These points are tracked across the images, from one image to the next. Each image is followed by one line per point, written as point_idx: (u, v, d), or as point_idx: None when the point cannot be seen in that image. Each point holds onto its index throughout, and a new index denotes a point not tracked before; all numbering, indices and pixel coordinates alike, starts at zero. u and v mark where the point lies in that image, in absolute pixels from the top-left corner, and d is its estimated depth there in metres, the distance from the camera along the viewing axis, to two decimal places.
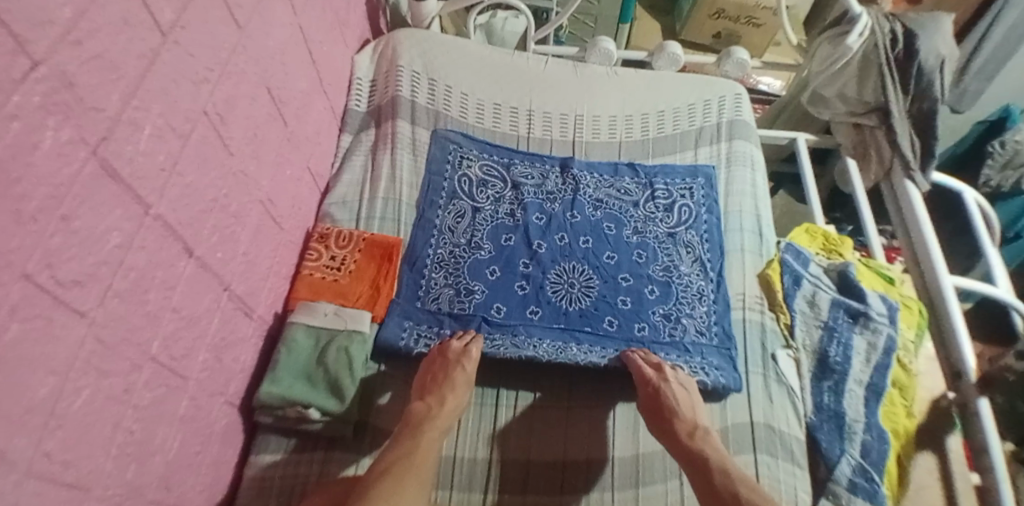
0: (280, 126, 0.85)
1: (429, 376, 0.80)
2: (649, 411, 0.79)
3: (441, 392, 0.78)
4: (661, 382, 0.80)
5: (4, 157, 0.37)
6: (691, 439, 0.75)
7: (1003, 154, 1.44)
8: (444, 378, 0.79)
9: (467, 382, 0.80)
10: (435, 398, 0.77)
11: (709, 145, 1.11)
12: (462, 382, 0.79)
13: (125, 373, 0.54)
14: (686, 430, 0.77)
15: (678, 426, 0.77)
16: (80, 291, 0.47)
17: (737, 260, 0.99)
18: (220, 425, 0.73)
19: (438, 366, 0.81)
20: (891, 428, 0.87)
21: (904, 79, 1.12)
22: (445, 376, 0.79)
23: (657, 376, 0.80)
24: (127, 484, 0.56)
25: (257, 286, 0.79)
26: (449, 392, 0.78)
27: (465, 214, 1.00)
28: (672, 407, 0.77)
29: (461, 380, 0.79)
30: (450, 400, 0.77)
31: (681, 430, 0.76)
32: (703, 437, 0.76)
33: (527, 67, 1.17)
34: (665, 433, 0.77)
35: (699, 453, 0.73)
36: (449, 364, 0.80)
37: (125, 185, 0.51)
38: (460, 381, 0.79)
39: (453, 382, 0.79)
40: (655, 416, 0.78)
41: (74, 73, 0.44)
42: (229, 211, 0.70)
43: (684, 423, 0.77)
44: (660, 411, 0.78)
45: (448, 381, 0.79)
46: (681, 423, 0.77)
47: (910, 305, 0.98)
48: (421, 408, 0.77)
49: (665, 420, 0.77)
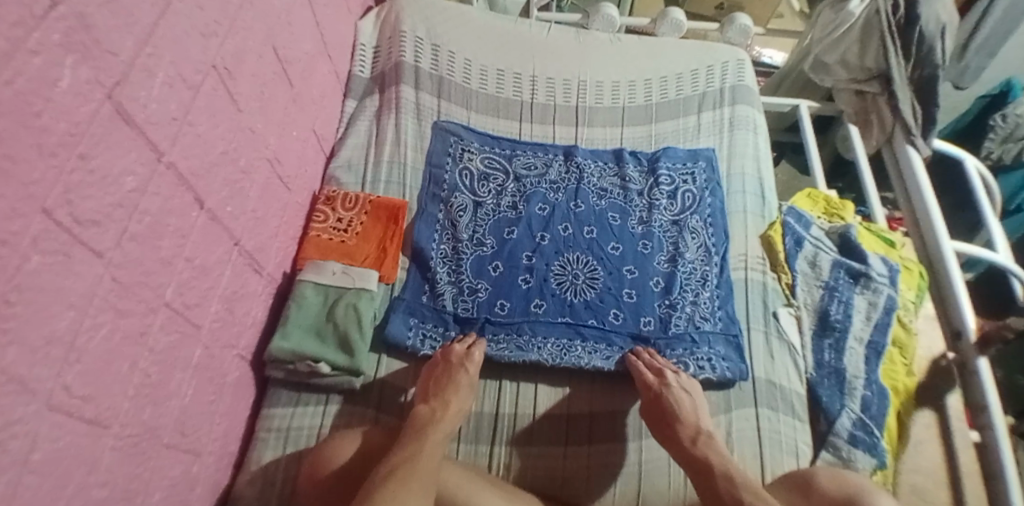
0: (286, 86, 0.87)
1: (430, 380, 0.78)
2: (651, 417, 0.77)
3: (443, 394, 0.75)
4: (661, 387, 0.77)
5: (25, 88, 0.38)
6: (693, 444, 0.72)
7: (1005, 127, 1.44)
8: (445, 380, 0.77)
9: (470, 385, 0.77)
10: (439, 401, 0.74)
11: (711, 109, 1.12)
12: (466, 385, 0.77)
13: (141, 315, 0.56)
14: (689, 435, 0.73)
15: (681, 431, 0.74)
16: (98, 231, 0.48)
17: (739, 222, 1.00)
18: (232, 377, 0.76)
19: (441, 370, 0.78)
20: (891, 385, 0.89)
21: (906, 45, 1.12)
22: (447, 377, 0.77)
23: (659, 381, 0.78)
24: (143, 425, 0.59)
25: (266, 242, 0.82)
26: (452, 394, 0.75)
27: (467, 209, 0.98)
28: (675, 412, 0.75)
29: (464, 382, 0.77)
30: (454, 402, 0.74)
31: (683, 435, 0.73)
32: (707, 443, 0.72)
33: (530, 35, 1.17)
34: (669, 440, 0.74)
35: (702, 459, 0.70)
36: (451, 367, 0.78)
37: (138, 129, 0.53)
38: (462, 383, 0.77)
39: (455, 383, 0.76)
40: (657, 422, 0.76)
41: (91, 14, 0.45)
42: (238, 167, 0.73)
43: (687, 428, 0.74)
44: (663, 417, 0.75)
45: (451, 384, 0.76)
46: (683, 428, 0.74)
47: (911, 267, 1.00)
48: (424, 410, 0.73)
49: (668, 426, 0.75)
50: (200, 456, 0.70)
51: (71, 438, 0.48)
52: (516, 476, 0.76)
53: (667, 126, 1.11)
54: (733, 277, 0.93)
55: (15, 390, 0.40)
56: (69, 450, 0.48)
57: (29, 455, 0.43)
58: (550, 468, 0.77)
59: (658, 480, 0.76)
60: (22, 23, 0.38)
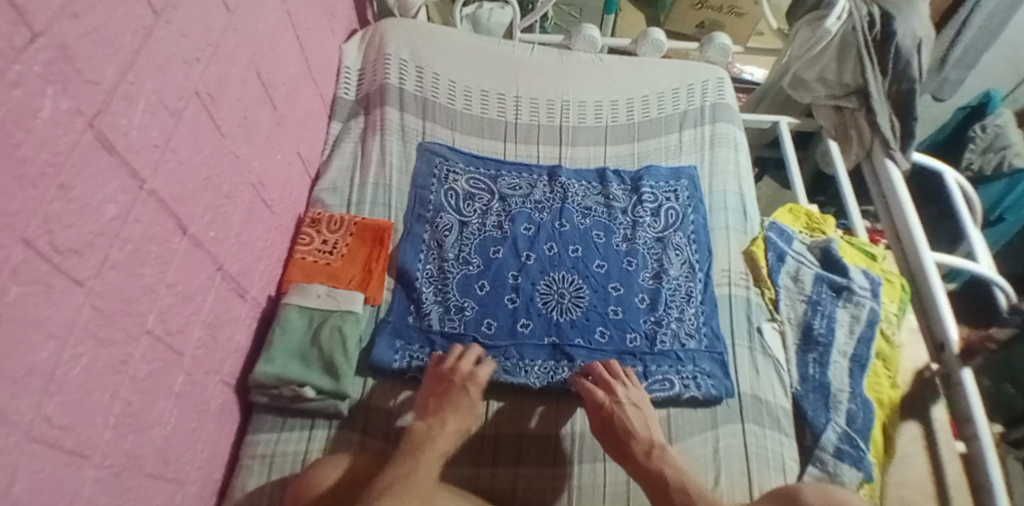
0: (270, 109, 0.87)
1: (432, 396, 0.77)
2: (603, 434, 0.76)
3: (442, 413, 0.74)
4: (611, 403, 0.77)
5: (5, 119, 0.39)
6: (647, 458, 0.72)
7: (984, 138, 1.48)
8: (446, 398, 0.76)
9: (470, 407, 0.76)
10: (437, 418, 0.74)
11: (692, 127, 1.14)
12: (466, 406, 0.76)
13: (123, 343, 0.56)
14: (643, 449, 0.73)
15: (635, 446, 0.73)
16: (78, 260, 0.49)
17: (722, 238, 1.01)
18: (216, 402, 0.76)
19: (444, 388, 0.77)
20: (876, 398, 0.89)
21: (883, 61, 1.14)
22: (448, 396, 0.76)
23: (610, 398, 0.77)
24: (126, 453, 0.58)
25: (250, 267, 0.82)
26: (451, 413, 0.74)
27: (452, 229, 0.98)
28: (627, 428, 0.75)
29: (465, 402, 0.76)
30: (452, 421, 0.74)
31: (638, 450, 0.73)
32: (661, 455, 0.72)
33: (514, 56, 1.19)
34: (623, 456, 0.73)
35: (658, 472, 0.70)
36: (454, 385, 0.77)
37: (121, 157, 0.54)
38: (463, 404, 0.76)
39: (456, 403, 0.76)
40: (610, 439, 0.76)
41: (71, 45, 0.46)
42: (222, 192, 0.74)
43: (640, 442, 0.74)
44: (614, 433, 0.75)
45: (451, 403, 0.75)
46: (637, 443, 0.73)
47: (893, 280, 1.01)
48: (421, 427, 0.72)
49: (622, 442, 0.74)
50: (183, 485, 0.69)
51: (52, 470, 0.47)
52: (506, 495, 0.76)
53: (650, 144, 1.12)
54: (717, 293, 0.94)
55: None
56: (50, 482, 0.47)
57: (10, 488, 0.42)
58: (538, 488, 0.77)
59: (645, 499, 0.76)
60: (3, 55, 0.38)
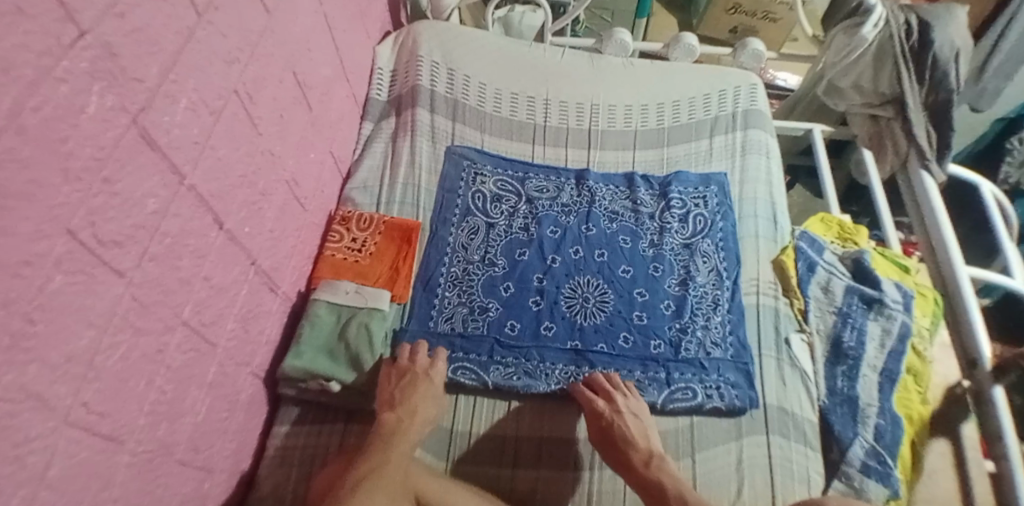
0: (305, 109, 0.89)
1: (394, 389, 0.78)
2: (603, 443, 0.77)
3: (410, 402, 0.76)
4: (611, 413, 0.77)
5: (52, 115, 0.40)
6: (646, 468, 0.74)
7: (1022, 151, 1.44)
8: (410, 390, 0.77)
9: (434, 398, 0.79)
10: (405, 409, 0.75)
11: (723, 133, 1.13)
12: (430, 396, 0.78)
13: (159, 333, 0.58)
14: (641, 459, 0.75)
15: (633, 456, 0.75)
16: (119, 252, 0.50)
17: (751, 247, 1.00)
18: (246, 394, 0.78)
19: (406, 381, 0.78)
20: (905, 414, 0.88)
21: (920, 70, 1.12)
22: (412, 388, 0.77)
23: (610, 408, 0.78)
24: (158, 441, 0.60)
25: (282, 262, 0.84)
26: (417, 403, 0.76)
27: (479, 230, 0.99)
28: (625, 438, 0.76)
29: (429, 394, 0.78)
30: (418, 412, 0.76)
31: (636, 460, 0.74)
32: (659, 465, 0.74)
33: (544, 59, 1.19)
34: (621, 465, 0.75)
35: (655, 482, 0.72)
36: (417, 378, 0.78)
37: (162, 153, 0.55)
38: (427, 394, 0.78)
39: (420, 395, 0.77)
40: (608, 447, 0.76)
41: (117, 44, 0.47)
42: (257, 189, 0.76)
43: (639, 452, 0.75)
44: (613, 442, 0.76)
45: (416, 393, 0.77)
46: (636, 453, 0.75)
47: (926, 294, 0.98)
48: (390, 418, 0.74)
49: (620, 451, 0.76)
50: (212, 473, 0.71)
51: (88, 454, 0.49)
52: (526, 496, 0.76)
53: (678, 150, 1.12)
54: (745, 302, 0.93)
55: (34, 406, 0.41)
56: (87, 465, 0.49)
57: (46, 471, 0.44)
58: (557, 491, 0.77)
59: None
60: (49, 53, 0.39)
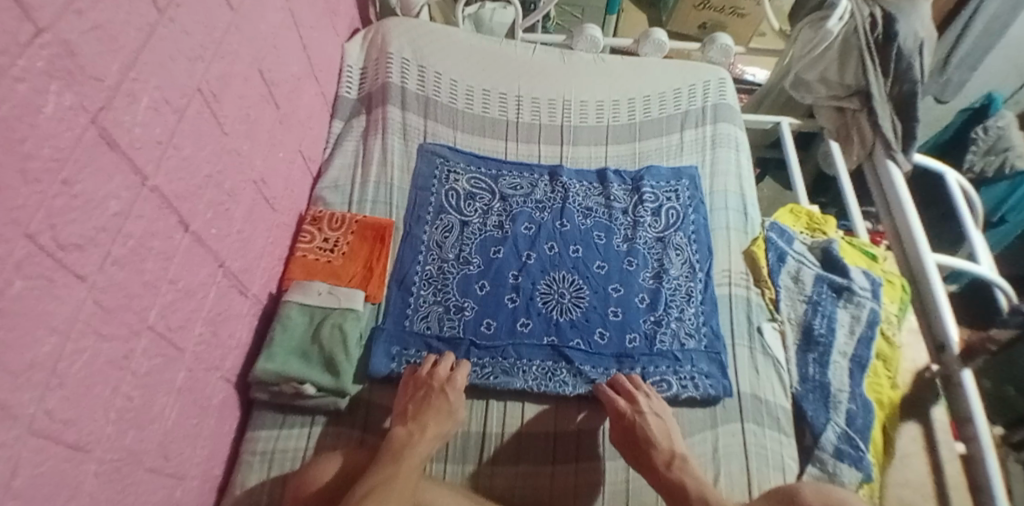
0: (272, 108, 0.88)
1: (412, 402, 0.77)
2: (626, 444, 0.77)
3: (423, 418, 0.74)
4: (633, 413, 0.77)
5: (9, 115, 0.39)
6: (668, 468, 0.72)
7: (985, 140, 1.47)
8: (425, 403, 0.76)
9: (450, 411, 0.76)
10: (417, 424, 0.74)
11: (693, 128, 1.14)
12: (445, 410, 0.76)
13: (124, 338, 0.56)
14: (664, 460, 0.73)
15: (655, 456, 0.74)
16: (80, 255, 0.49)
17: (723, 239, 1.01)
18: (217, 398, 0.76)
19: (422, 393, 0.78)
20: (876, 398, 0.89)
21: (885, 62, 1.14)
22: (427, 401, 0.76)
23: (632, 408, 0.78)
24: (126, 449, 0.58)
25: (251, 264, 0.83)
26: (431, 418, 0.74)
27: (453, 229, 0.99)
28: (649, 439, 0.75)
29: (444, 407, 0.76)
30: (432, 426, 0.74)
31: (659, 461, 0.73)
32: (682, 466, 0.73)
33: (516, 55, 1.19)
34: (643, 466, 0.74)
35: (678, 483, 0.71)
36: (432, 390, 0.77)
37: (123, 154, 0.54)
38: (442, 408, 0.76)
39: (435, 409, 0.76)
40: (632, 448, 0.76)
41: (76, 42, 0.46)
42: (223, 189, 0.74)
43: (661, 452, 0.74)
44: (637, 443, 0.76)
45: (430, 408, 0.76)
46: (658, 453, 0.74)
47: (893, 281, 1.01)
48: (402, 432, 0.73)
49: (643, 452, 0.75)
50: (184, 480, 0.70)
51: (53, 463, 0.48)
52: (505, 494, 0.76)
53: (650, 145, 1.13)
54: (718, 293, 0.95)
55: None
56: (53, 474, 0.48)
57: (12, 480, 0.42)
58: (536, 486, 0.76)
59: (646, 497, 0.76)
60: (6, 51, 0.38)
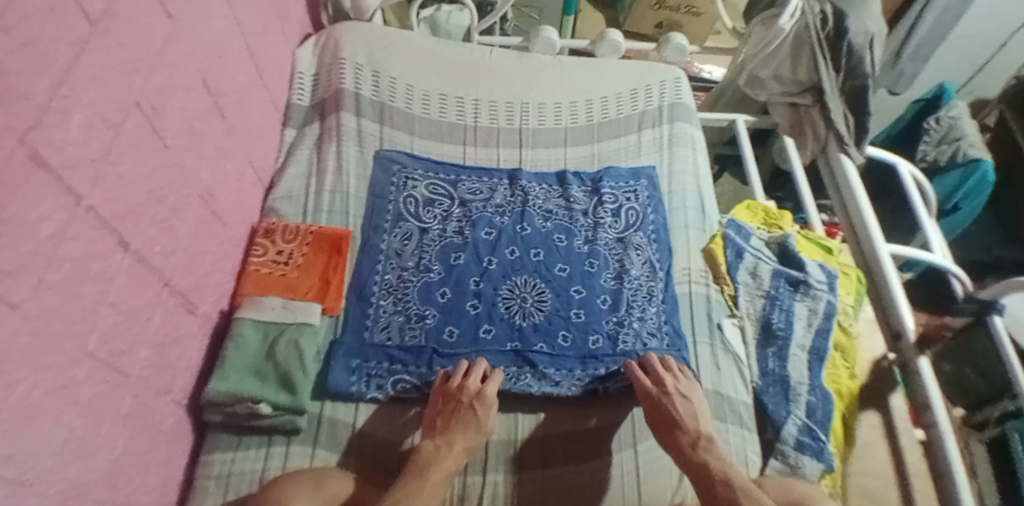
0: (219, 119, 0.85)
1: (439, 416, 0.77)
2: (654, 423, 0.78)
3: (450, 434, 0.74)
4: (661, 394, 0.78)
5: None
6: (693, 449, 0.74)
7: (938, 130, 1.52)
8: (454, 417, 0.76)
9: (478, 427, 0.76)
10: (445, 439, 0.74)
11: (651, 127, 1.15)
12: (474, 426, 0.76)
13: (64, 366, 0.53)
14: (689, 441, 0.75)
15: (682, 436, 0.75)
16: (12, 282, 0.45)
17: (682, 238, 1.02)
18: (168, 423, 0.74)
19: (452, 407, 0.77)
20: (835, 389, 0.92)
21: (837, 57, 1.17)
22: (456, 415, 0.76)
23: (659, 388, 0.79)
24: (70, 481, 0.56)
25: (200, 281, 0.80)
26: (459, 434, 0.74)
27: (412, 236, 0.97)
28: (676, 420, 0.76)
29: (473, 423, 0.76)
30: (460, 442, 0.74)
31: (685, 442, 0.75)
32: (707, 447, 0.74)
33: (473, 58, 1.18)
34: (670, 446, 0.75)
35: (704, 464, 0.72)
36: (460, 404, 0.76)
37: (56, 175, 0.51)
38: (472, 424, 0.76)
39: (462, 423, 0.75)
40: (660, 427, 0.77)
41: (2, 59, 0.43)
42: (167, 204, 0.71)
43: (687, 434, 0.75)
44: (665, 422, 0.77)
45: (459, 423, 0.75)
46: (684, 434, 0.75)
47: (849, 272, 1.03)
48: (429, 448, 0.73)
49: (670, 432, 0.76)
50: None
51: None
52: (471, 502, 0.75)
53: (610, 145, 1.13)
54: (678, 292, 0.95)
55: None
56: None
57: None
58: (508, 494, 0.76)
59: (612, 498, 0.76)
60: None
